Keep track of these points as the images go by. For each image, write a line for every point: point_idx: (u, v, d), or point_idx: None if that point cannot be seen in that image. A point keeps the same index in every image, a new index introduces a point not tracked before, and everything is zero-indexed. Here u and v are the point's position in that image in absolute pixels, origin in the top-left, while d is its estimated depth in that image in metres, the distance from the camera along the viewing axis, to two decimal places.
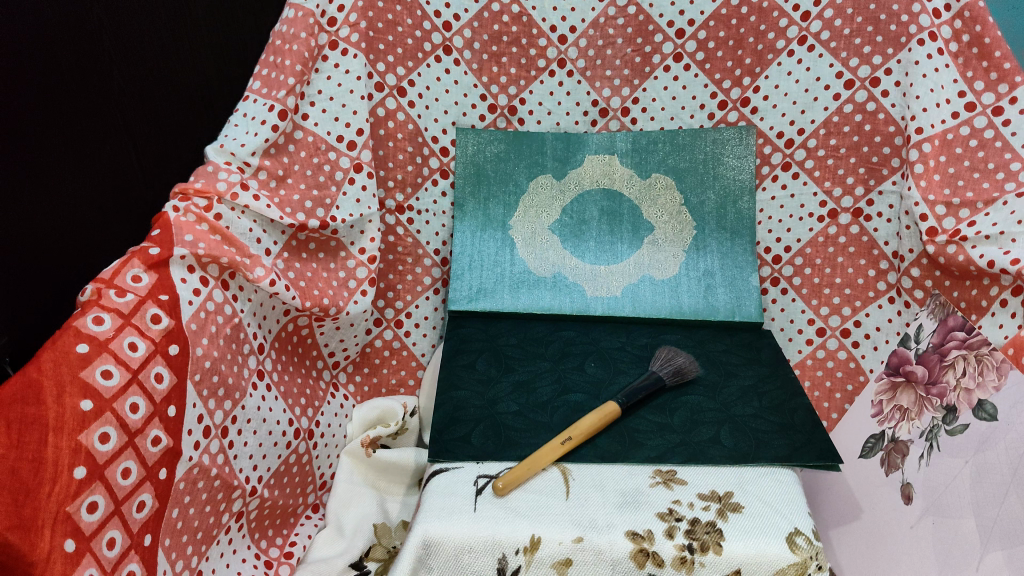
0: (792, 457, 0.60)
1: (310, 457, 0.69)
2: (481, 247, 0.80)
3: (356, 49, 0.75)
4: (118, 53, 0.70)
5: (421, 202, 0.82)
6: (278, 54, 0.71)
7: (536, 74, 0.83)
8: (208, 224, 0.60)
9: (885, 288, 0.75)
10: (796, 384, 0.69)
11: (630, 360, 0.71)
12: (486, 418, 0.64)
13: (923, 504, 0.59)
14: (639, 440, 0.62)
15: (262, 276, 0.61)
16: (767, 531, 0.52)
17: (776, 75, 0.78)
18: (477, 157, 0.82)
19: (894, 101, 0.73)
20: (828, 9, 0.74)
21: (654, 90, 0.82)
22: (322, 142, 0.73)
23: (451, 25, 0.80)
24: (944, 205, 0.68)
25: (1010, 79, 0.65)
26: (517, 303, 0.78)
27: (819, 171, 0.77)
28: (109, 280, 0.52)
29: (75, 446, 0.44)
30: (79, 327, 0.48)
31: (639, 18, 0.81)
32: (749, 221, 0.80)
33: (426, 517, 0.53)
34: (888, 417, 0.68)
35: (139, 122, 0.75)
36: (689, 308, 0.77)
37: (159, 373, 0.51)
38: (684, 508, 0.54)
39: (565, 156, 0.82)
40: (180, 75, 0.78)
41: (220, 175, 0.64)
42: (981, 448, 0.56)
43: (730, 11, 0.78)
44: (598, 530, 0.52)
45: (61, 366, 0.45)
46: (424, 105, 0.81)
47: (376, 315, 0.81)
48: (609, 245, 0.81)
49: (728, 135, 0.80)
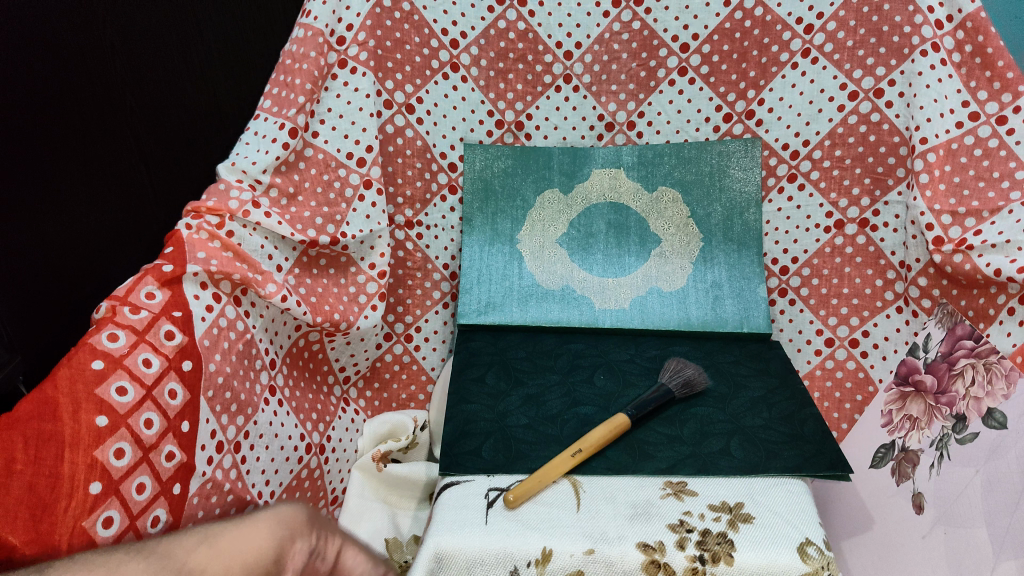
0: (803, 467, 0.60)
1: (322, 472, 0.70)
2: (489, 261, 0.81)
3: (366, 67, 0.76)
4: (129, 75, 0.73)
5: (430, 217, 0.83)
6: (288, 73, 0.72)
7: (542, 90, 0.84)
8: (220, 241, 0.61)
9: (893, 297, 0.74)
10: (806, 395, 0.69)
11: (640, 371, 0.71)
12: (496, 430, 0.65)
13: (934, 513, 0.60)
14: (649, 451, 0.62)
15: (274, 293, 0.62)
16: (778, 541, 0.52)
17: (781, 88, 0.79)
18: (485, 172, 0.83)
19: (898, 112, 0.73)
20: (831, 22, 0.75)
21: (660, 104, 0.83)
22: (333, 159, 0.73)
23: (459, 42, 0.81)
24: (951, 214, 0.68)
25: (1013, 88, 0.65)
26: (526, 317, 0.78)
27: (825, 182, 0.78)
28: (124, 297, 0.53)
29: (90, 461, 0.44)
30: (95, 344, 0.49)
31: (644, 33, 0.81)
32: (756, 232, 0.80)
33: (437, 531, 0.53)
34: (898, 426, 0.68)
35: (149, 139, 0.77)
36: (697, 319, 0.78)
37: (174, 389, 0.51)
38: (695, 518, 0.55)
39: (572, 170, 0.83)
40: (189, 94, 0.79)
41: (233, 193, 0.64)
42: (991, 456, 0.57)
43: (734, 24, 0.79)
44: (610, 542, 0.52)
45: (76, 383, 0.46)
46: (433, 121, 0.82)
47: (387, 329, 0.81)
48: (618, 258, 0.81)
49: (733, 148, 0.80)
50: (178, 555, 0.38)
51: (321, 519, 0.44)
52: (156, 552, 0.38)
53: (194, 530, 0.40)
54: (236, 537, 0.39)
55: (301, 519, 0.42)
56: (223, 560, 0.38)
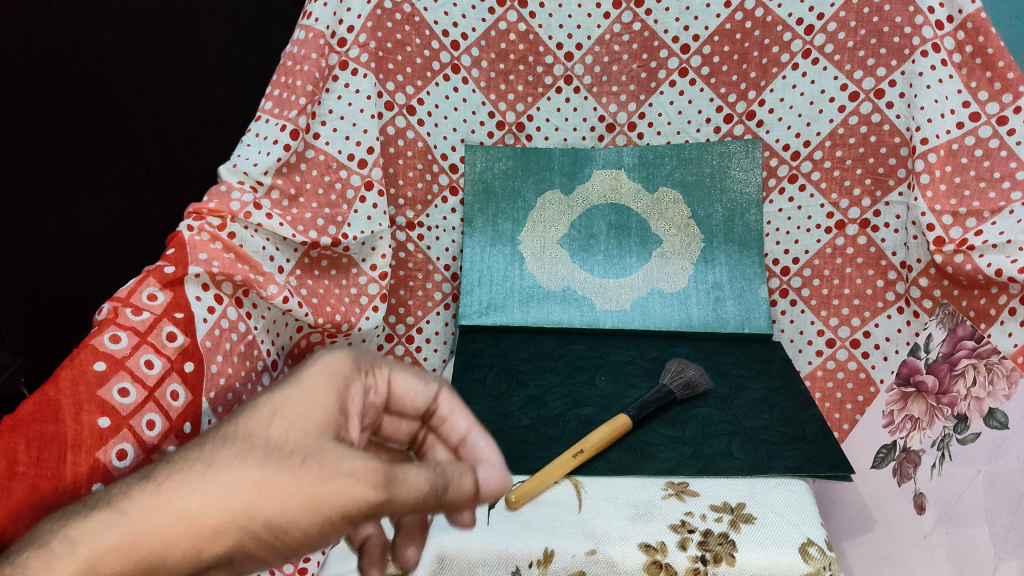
0: (804, 468, 0.60)
1: None
2: (490, 262, 0.81)
3: (367, 69, 0.76)
4: (128, 77, 0.73)
5: (431, 218, 0.84)
6: (289, 74, 0.71)
7: (543, 91, 0.84)
8: (221, 242, 0.61)
9: (894, 297, 0.74)
10: (807, 395, 0.69)
11: (641, 372, 0.71)
12: (498, 431, 0.65)
13: (936, 514, 0.60)
14: (650, 452, 0.62)
15: (276, 293, 0.62)
16: (780, 541, 0.53)
17: (782, 88, 0.79)
18: (486, 173, 0.83)
19: (899, 112, 0.73)
20: (832, 22, 0.75)
21: (660, 105, 0.83)
22: (334, 161, 0.73)
23: (459, 44, 0.81)
24: (952, 215, 0.68)
25: (1014, 89, 0.65)
26: (527, 318, 0.78)
27: (826, 183, 0.78)
28: (126, 298, 0.52)
29: (93, 462, 0.44)
30: (97, 345, 0.48)
31: (645, 34, 0.82)
32: (757, 233, 0.80)
33: (434, 531, 0.53)
34: (899, 426, 0.68)
35: (149, 141, 0.77)
36: (698, 320, 0.78)
37: (175, 391, 0.51)
38: (697, 519, 0.55)
39: (572, 171, 0.83)
40: (191, 97, 0.79)
41: (234, 195, 0.64)
42: (993, 457, 0.57)
43: (734, 25, 0.79)
44: (611, 542, 0.52)
45: (79, 385, 0.46)
46: (434, 123, 0.82)
47: (388, 331, 0.81)
48: (619, 259, 0.81)
49: (734, 149, 0.81)
50: (257, 431, 0.32)
51: (366, 355, 0.39)
52: (234, 433, 0.32)
53: (257, 399, 0.33)
54: (301, 391, 0.34)
55: (346, 362, 0.37)
56: (306, 416, 0.33)
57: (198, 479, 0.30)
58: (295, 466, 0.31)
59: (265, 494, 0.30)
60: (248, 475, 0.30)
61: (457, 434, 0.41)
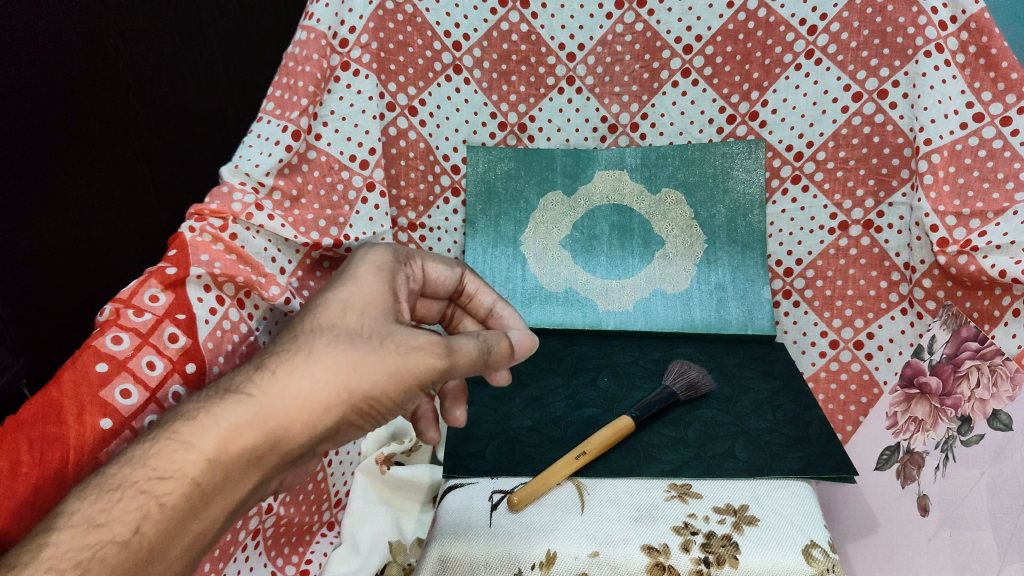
0: (807, 470, 0.60)
1: (325, 474, 0.68)
2: (492, 264, 0.81)
3: (368, 69, 0.76)
4: (132, 76, 0.73)
5: (433, 219, 0.83)
6: (291, 75, 0.71)
7: (546, 91, 0.84)
8: (223, 243, 0.60)
9: (898, 298, 0.74)
10: (810, 397, 0.68)
11: (643, 373, 0.71)
12: (501, 432, 0.65)
13: (939, 516, 0.59)
14: (653, 454, 0.62)
15: (277, 295, 0.62)
16: (784, 543, 0.53)
17: (785, 89, 0.78)
18: (488, 174, 0.83)
19: (902, 113, 0.73)
20: (835, 23, 0.75)
21: (663, 105, 0.83)
22: (336, 162, 0.73)
23: (461, 44, 0.81)
24: (955, 216, 0.67)
25: (1016, 90, 0.65)
26: (529, 319, 0.78)
27: (829, 184, 0.78)
28: (128, 300, 0.52)
29: (95, 462, 0.45)
30: (99, 346, 0.48)
31: (647, 34, 0.81)
32: (760, 234, 0.80)
33: (441, 534, 0.54)
34: (904, 428, 0.68)
35: (151, 141, 0.77)
36: (701, 321, 0.77)
37: (177, 392, 0.51)
38: (700, 521, 0.55)
39: (574, 171, 0.83)
40: (194, 99, 0.81)
41: (236, 196, 0.63)
42: (997, 459, 0.57)
43: (737, 26, 0.79)
44: (614, 544, 0.53)
45: (81, 386, 0.46)
46: (435, 124, 0.82)
47: None
48: (621, 260, 0.81)
49: (738, 149, 0.80)
50: (337, 323, 0.44)
51: (401, 251, 0.53)
52: (319, 327, 0.43)
53: (327, 297, 0.45)
54: (361, 286, 0.46)
55: (387, 259, 0.50)
56: (373, 305, 0.46)
57: (307, 363, 0.42)
58: (376, 346, 0.43)
59: (361, 369, 0.42)
60: (344, 357, 0.42)
61: (484, 307, 0.59)
